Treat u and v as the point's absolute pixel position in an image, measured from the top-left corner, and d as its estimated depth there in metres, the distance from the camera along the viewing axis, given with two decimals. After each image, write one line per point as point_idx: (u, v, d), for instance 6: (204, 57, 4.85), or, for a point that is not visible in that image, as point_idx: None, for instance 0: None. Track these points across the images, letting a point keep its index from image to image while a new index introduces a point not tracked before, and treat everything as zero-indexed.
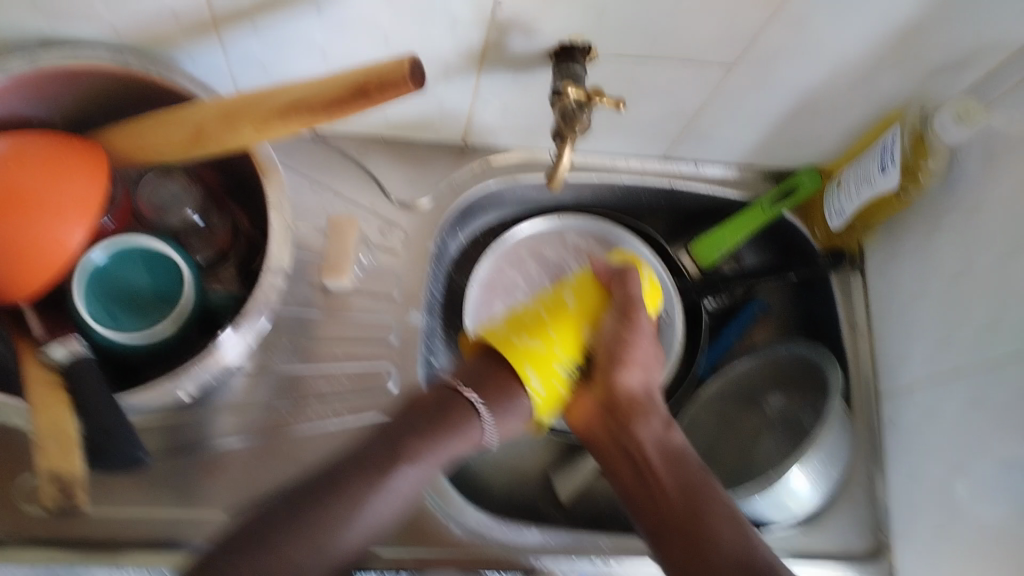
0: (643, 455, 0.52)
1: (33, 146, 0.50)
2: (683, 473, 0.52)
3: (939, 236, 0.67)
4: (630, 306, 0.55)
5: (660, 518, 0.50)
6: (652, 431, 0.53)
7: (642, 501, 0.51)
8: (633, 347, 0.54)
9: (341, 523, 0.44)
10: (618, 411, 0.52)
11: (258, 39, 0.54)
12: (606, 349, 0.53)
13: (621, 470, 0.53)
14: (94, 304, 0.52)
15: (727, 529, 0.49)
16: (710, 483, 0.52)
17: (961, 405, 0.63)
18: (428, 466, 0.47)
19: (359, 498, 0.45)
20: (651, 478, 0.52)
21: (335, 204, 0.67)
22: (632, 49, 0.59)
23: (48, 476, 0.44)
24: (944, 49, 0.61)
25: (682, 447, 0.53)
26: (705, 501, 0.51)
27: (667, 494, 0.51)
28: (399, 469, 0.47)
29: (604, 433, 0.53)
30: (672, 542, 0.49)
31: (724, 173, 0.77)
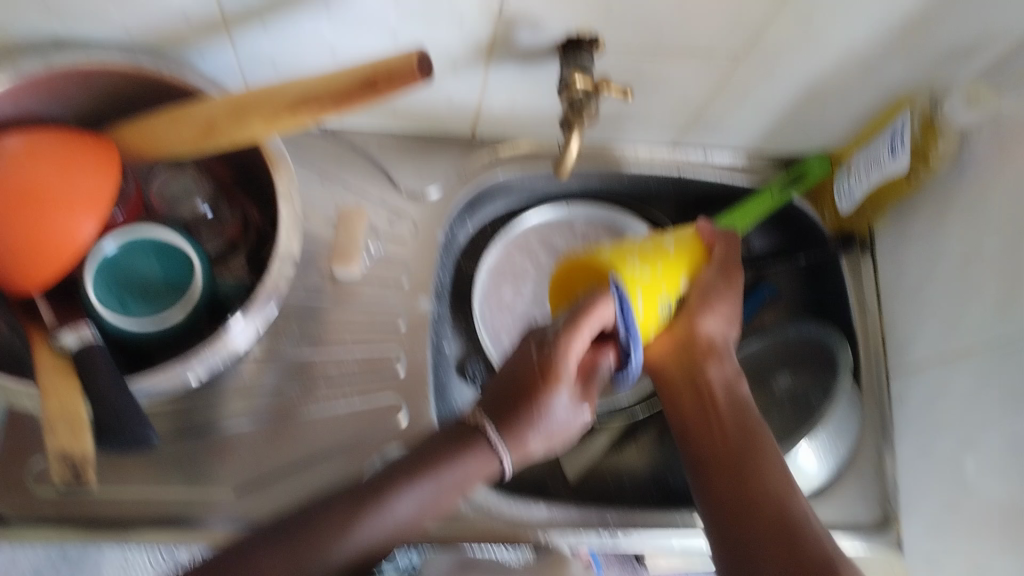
0: (709, 392, 0.58)
1: (46, 143, 0.51)
2: (743, 416, 0.57)
3: (948, 220, 0.66)
4: (730, 265, 0.62)
5: (715, 450, 0.55)
6: (720, 374, 0.59)
7: (701, 431, 0.57)
8: (716, 304, 0.60)
9: (346, 533, 0.47)
10: (694, 353, 0.59)
11: (268, 37, 0.56)
12: (698, 296, 0.60)
13: (685, 407, 0.58)
14: (107, 293, 0.54)
15: (773, 468, 0.53)
16: (766, 431, 0.56)
17: (970, 390, 0.62)
18: (420, 500, 0.49)
19: (343, 530, 0.47)
20: (712, 414, 0.57)
21: (344, 194, 0.68)
22: (636, 40, 0.59)
23: (55, 456, 0.47)
24: (953, 33, 0.60)
25: (747, 398, 0.58)
26: (758, 442, 0.55)
27: (723, 430, 0.56)
28: (391, 503, 0.48)
29: (678, 373, 0.59)
30: (718, 466, 0.55)
31: (732, 159, 0.77)
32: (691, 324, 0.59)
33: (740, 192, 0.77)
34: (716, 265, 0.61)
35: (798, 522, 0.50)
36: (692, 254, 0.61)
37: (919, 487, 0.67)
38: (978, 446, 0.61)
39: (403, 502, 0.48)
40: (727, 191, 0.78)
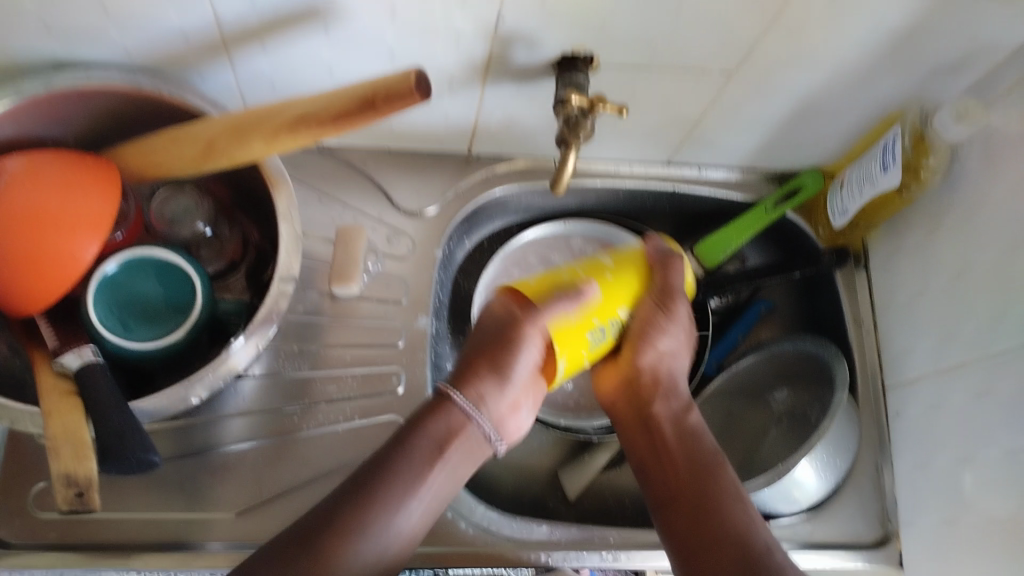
0: (658, 428, 0.60)
1: (47, 165, 0.52)
2: (695, 453, 0.58)
3: (942, 234, 0.67)
4: (673, 290, 0.61)
5: (673, 493, 0.56)
6: (669, 408, 0.60)
7: (656, 472, 0.58)
8: (663, 331, 0.60)
9: (351, 552, 0.47)
10: (640, 388, 0.60)
11: (267, 57, 0.56)
12: (639, 328, 0.60)
13: (638, 443, 0.60)
14: (108, 314, 0.54)
15: (728, 501, 0.55)
16: (719, 460, 0.58)
17: (967, 403, 0.63)
18: (424, 500, 0.52)
19: (352, 535, 0.48)
20: (664, 453, 0.58)
21: (343, 213, 0.68)
22: (630, 59, 0.60)
23: (58, 477, 0.46)
24: (943, 50, 0.61)
25: (699, 429, 0.60)
26: (711, 478, 0.56)
27: (678, 470, 0.57)
28: (399, 506, 0.50)
29: (628, 412, 0.61)
30: (679, 510, 0.55)
31: (727, 175, 0.78)
32: (635, 357, 0.60)
33: (734, 206, 0.79)
34: (657, 291, 0.61)
35: (752, 551, 0.51)
36: (631, 277, 0.60)
37: (918, 500, 0.67)
38: (975, 459, 0.62)
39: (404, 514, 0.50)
40: (721, 207, 0.79)
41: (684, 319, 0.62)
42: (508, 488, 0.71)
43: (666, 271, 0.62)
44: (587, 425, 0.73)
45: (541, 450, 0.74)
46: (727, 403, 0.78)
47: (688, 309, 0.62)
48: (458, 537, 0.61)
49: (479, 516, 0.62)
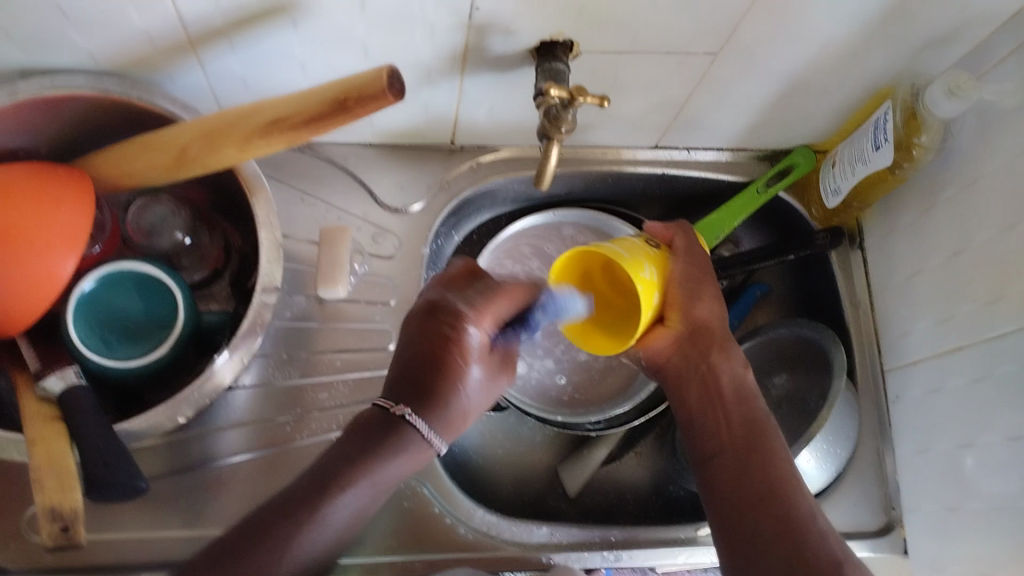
0: (713, 379, 0.56)
1: (18, 178, 0.49)
2: (748, 410, 0.56)
3: (937, 212, 0.66)
4: (689, 248, 0.58)
5: (722, 444, 0.55)
6: (729, 364, 0.57)
7: (707, 423, 0.56)
8: (700, 287, 0.56)
9: (306, 538, 0.47)
10: (699, 339, 0.56)
11: (237, 57, 0.54)
12: (683, 290, 0.55)
13: (688, 396, 0.57)
14: (88, 332, 0.52)
15: (783, 469, 0.53)
16: (770, 424, 0.56)
17: (966, 384, 0.62)
18: (364, 489, 0.49)
19: (303, 524, 0.47)
20: (718, 405, 0.56)
21: (327, 213, 0.66)
22: (614, 46, 0.57)
23: (42, 510, 0.46)
24: (933, 25, 0.59)
25: (754, 388, 0.57)
26: (765, 440, 0.54)
27: (730, 426, 0.55)
28: (335, 497, 0.48)
29: (681, 365, 0.57)
30: (728, 464, 0.54)
31: (717, 157, 0.76)
32: (685, 313, 0.56)
33: (725, 188, 0.77)
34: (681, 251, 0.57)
35: (800, 527, 0.50)
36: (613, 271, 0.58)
37: (920, 482, 0.67)
38: (975, 443, 0.61)
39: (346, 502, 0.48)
40: (712, 189, 0.78)
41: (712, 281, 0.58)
42: (506, 488, 0.71)
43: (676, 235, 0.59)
44: (584, 420, 0.72)
45: (540, 447, 0.74)
46: None
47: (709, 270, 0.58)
48: (460, 544, 0.61)
49: (478, 520, 0.62)
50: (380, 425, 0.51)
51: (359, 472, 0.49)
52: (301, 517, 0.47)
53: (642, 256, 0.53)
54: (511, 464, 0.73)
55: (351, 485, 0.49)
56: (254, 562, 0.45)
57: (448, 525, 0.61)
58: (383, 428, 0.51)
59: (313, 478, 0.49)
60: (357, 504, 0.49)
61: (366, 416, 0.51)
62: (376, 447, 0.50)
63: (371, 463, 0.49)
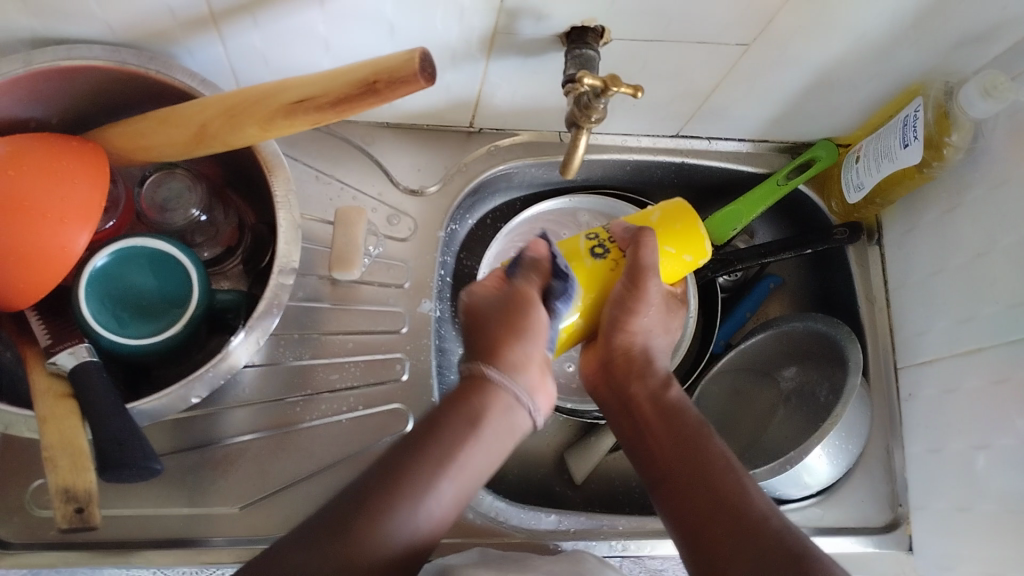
0: (638, 406, 0.56)
1: (31, 149, 0.48)
2: (679, 426, 0.54)
3: (961, 212, 0.65)
4: (643, 266, 0.53)
5: (663, 475, 0.52)
6: (649, 387, 0.56)
7: (645, 455, 0.54)
8: (636, 307, 0.54)
9: (388, 527, 0.41)
10: (614, 368, 0.56)
11: (259, 33, 0.52)
12: (611, 316, 0.54)
13: (623, 428, 0.56)
14: (102, 309, 0.52)
15: (725, 477, 0.50)
16: (705, 434, 0.53)
17: (984, 386, 0.62)
18: (463, 477, 0.44)
19: (399, 504, 0.42)
20: (648, 430, 0.55)
21: (342, 194, 0.65)
22: (644, 33, 0.56)
23: (57, 492, 0.45)
24: (972, 22, 0.57)
25: (681, 401, 0.56)
26: (699, 455, 0.52)
27: (663, 446, 0.53)
28: (442, 481, 0.43)
29: (610, 395, 0.57)
30: (674, 491, 0.51)
31: (738, 147, 0.75)
32: (611, 336, 0.55)
33: (745, 178, 0.76)
34: (645, 268, 0.57)
35: (753, 527, 0.47)
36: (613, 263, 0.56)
37: (929, 480, 0.67)
38: (990, 445, 0.61)
39: (446, 486, 0.43)
40: (731, 179, 0.76)
41: (654, 310, 0.57)
42: (512, 472, 0.71)
43: (635, 248, 0.53)
44: (592, 408, 0.72)
45: (548, 433, 0.74)
46: (735, 379, 0.78)
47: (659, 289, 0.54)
48: (467, 528, 0.60)
49: (486, 505, 0.61)
50: (462, 386, 0.46)
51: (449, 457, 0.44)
52: (383, 507, 0.41)
53: (599, 271, 0.55)
54: (517, 451, 0.73)
55: (455, 471, 0.44)
56: (371, 522, 0.41)
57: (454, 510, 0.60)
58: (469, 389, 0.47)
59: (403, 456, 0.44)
60: (458, 494, 0.44)
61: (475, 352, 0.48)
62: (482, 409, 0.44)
63: (458, 432, 0.44)
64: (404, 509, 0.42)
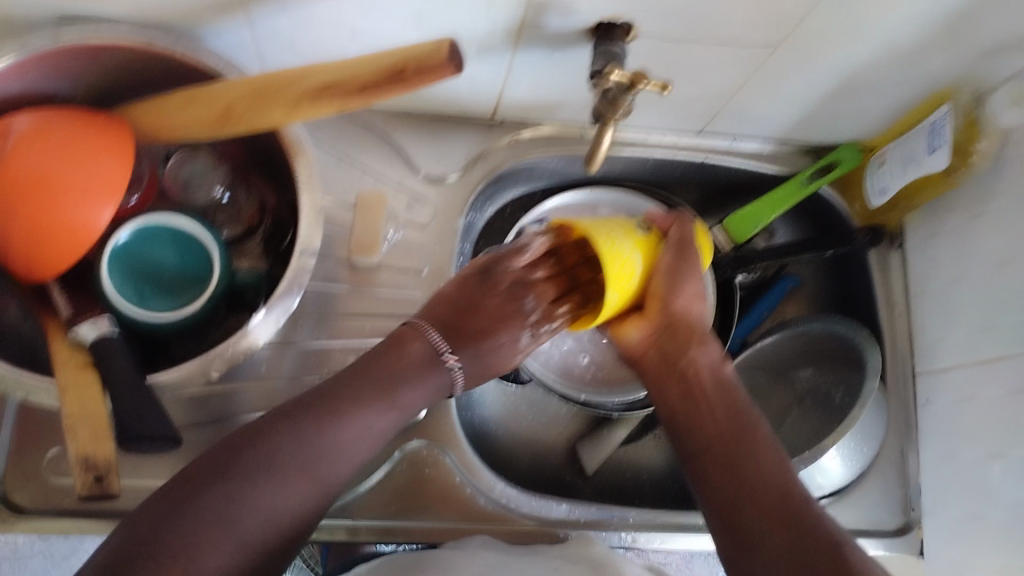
0: (693, 376, 0.57)
1: (60, 124, 0.49)
2: (730, 401, 0.55)
3: (985, 221, 0.64)
4: (686, 242, 0.59)
5: (709, 438, 0.54)
6: (707, 358, 0.57)
7: (691, 418, 0.55)
8: (688, 275, 0.57)
9: (332, 440, 0.48)
10: (676, 335, 0.58)
11: (287, 17, 0.53)
12: (665, 282, 0.57)
13: (670, 393, 0.57)
14: (124, 284, 0.53)
15: (770, 454, 0.52)
16: (755, 414, 0.55)
17: (1001, 396, 0.61)
18: (401, 410, 0.53)
19: (337, 427, 0.49)
20: (701, 399, 0.56)
21: (363, 178, 0.66)
22: (670, 30, 0.56)
23: (76, 460, 0.47)
24: (1005, 30, 0.56)
25: (734, 381, 0.57)
26: (749, 430, 0.54)
27: (714, 414, 0.55)
28: (380, 410, 0.52)
29: (661, 361, 0.58)
30: (715, 456, 0.53)
31: (761, 147, 0.74)
32: (663, 303, 0.57)
33: (766, 179, 0.76)
34: (672, 244, 0.59)
35: (796, 503, 0.49)
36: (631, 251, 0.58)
37: (941, 487, 0.67)
38: (1005, 454, 0.61)
39: (379, 420, 0.52)
40: (752, 179, 0.76)
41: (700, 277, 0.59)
42: (523, 461, 0.72)
43: (677, 225, 0.60)
44: (607, 400, 0.72)
45: (559, 423, 0.75)
46: (750, 379, 0.77)
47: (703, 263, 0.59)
48: (478, 512, 0.61)
49: (497, 491, 0.62)
50: (395, 338, 0.56)
51: (381, 394, 0.52)
52: (337, 421, 0.49)
53: (626, 249, 0.56)
54: (527, 441, 0.73)
55: (394, 403, 0.52)
56: (320, 437, 0.48)
57: (467, 493, 0.62)
58: (395, 342, 0.55)
59: (356, 381, 0.52)
60: (392, 423, 0.53)
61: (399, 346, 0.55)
62: (402, 374, 0.53)
63: (394, 387, 0.53)
64: (351, 430, 0.50)
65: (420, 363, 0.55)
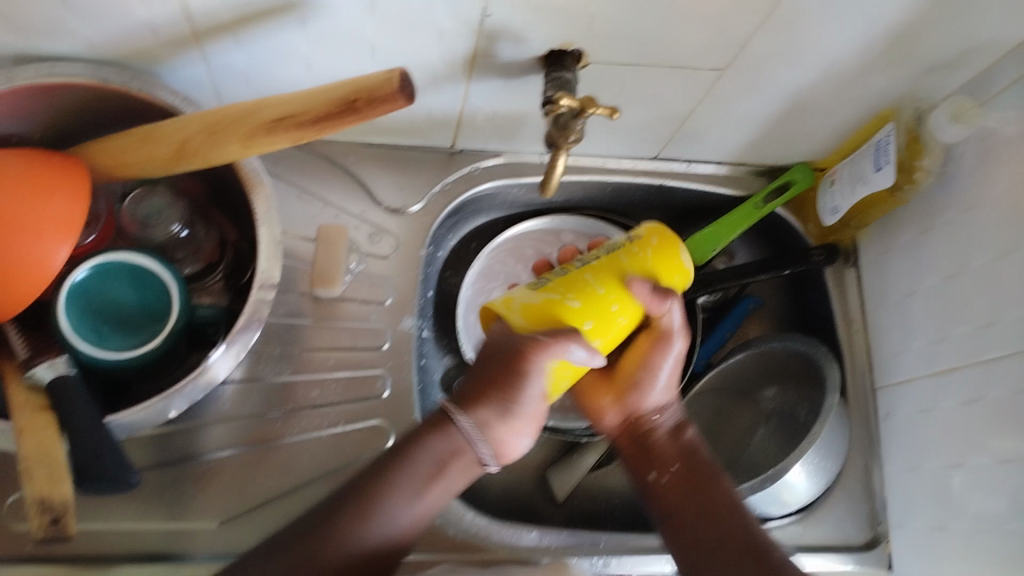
0: (656, 444, 0.58)
1: (13, 165, 0.49)
2: (693, 467, 0.58)
3: (933, 234, 0.66)
4: (670, 331, 0.55)
5: (672, 505, 0.56)
6: (668, 423, 0.59)
7: (655, 488, 0.57)
8: (659, 372, 0.57)
9: (354, 532, 0.48)
10: (638, 406, 0.58)
11: (242, 52, 0.53)
12: (637, 369, 0.58)
13: (635, 461, 0.59)
14: (80, 322, 0.52)
15: (732, 512, 0.55)
16: (716, 471, 0.58)
17: (957, 403, 0.63)
18: (416, 496, 0.50)
19: (364, 514, 0.48)
20: (663, 467, 0.58)
21: (325, 212, 0.66)
22: (620, 57, 0.57)
23: (33, 503, 0.46)
24: (937, 50, 0.59)
25: (694, 439, 0.59)
26: (710, 489, 0.56)
27: (675, 482, 0.57)
28: (403, 504, 0.50)
29: (629, 436, 0.59)
30: (681, 521, 0.55)
31: (715, 170, 0.76)
32: (631, 387, 0.58)
33: (722, 201, 0.77)
34: (651, 331, 0.56)
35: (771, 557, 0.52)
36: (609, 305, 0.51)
37: (906, 499, 0.68)
38: (964, 463, 0.62)
39: (404, 509, 0.50)
40: (710, 201, 0.77)
41: (679, 361, 0.58)
42: (494, 492, 0.71)
43: (666, 314, 0.53)
44: (574, 425, 0.73)
45: (529, 451, 0.74)
46: (715, 400, 0.79)
47: (682, 352, 0.58)
48: (448, 544, 0.61)
49: (467, 521, 0.62)
50: (431, 421, 0.52)
51: (422, 484, 0.50)
52: (360, 512, 0.48)
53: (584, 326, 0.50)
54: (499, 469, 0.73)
55: (408, 495, 0.50)
56: (349, 522, 0.48)
57: (438, 525, 0.61)
58: (435, 433, 0.52)
59: (371, 474, 0.50)
60: (428, 509, 0.51)
61: (431, 423, 0.52)
62: (434, 452, 0.51)
63: (433, 479, 0.51)
64: (375, 518, 0.48)
65: (450, 437, 0.51)
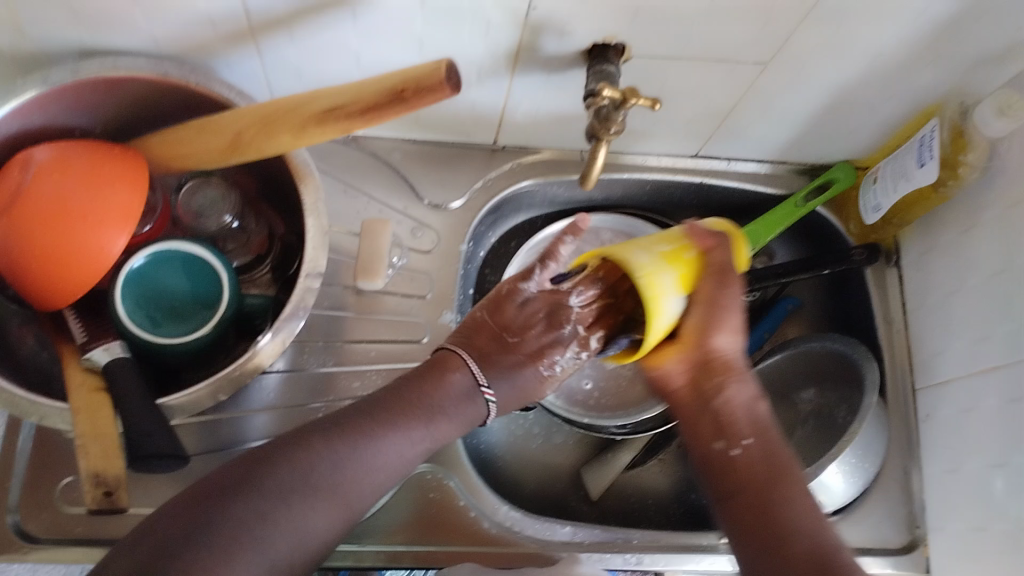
0: (728, 414, 0.56)
1: (75, 155, 0.51)
2: (767, 444, 0.55)
3: (977, 231, 0.66)
4: (728, 267, 0.57)
5: (739, 480, 0.54)
6: (742, 395, 0.56)
7: (724, 458, 0.55)
8: (723, 310, 0.56)
9: (343, 482, 0.48)
10: (711, 370, 0.57)
11: (295, 47, 0.55)
12: (702, 312, 0.56)
13: (702, 427, 0.56)
14: (135, 307, 0.54)
15: (804, 505, 0.52)
16: (789, 456, 0.55)
17: (1001, 402, 0.62)
18: (416, 434, 0.52)
19: (361, 451, 0.49)
20: (734, 436, 0.55)
21: (369, 207, 0.67)
22: (663, 51, 0.58)
23: (88, 476, 0.48)
24: (982, 44, 0.59)
25: (766, 416, 0.57)
26: (784, 473, 0.53)
27: (748, 457, 0.54)
28: (388, 440, 0.51)
29: (693, 398, 0.57)
30: (747, 500, 0.53)
31: (757, 169, 0.76)
32: (700, 338, 0.56)
33: (762, 200, 0.77)
34: (711, 268, 0.56)
35: (848, 569, 0.48)
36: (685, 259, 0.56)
37: (948, 502, 0.67)
38: (1008, 462, 0.61)
39: (396, 446, 0.51)
40: (750, 200, 0.77)
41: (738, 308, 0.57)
42: (530, 486, 0.72)
43: (715, 248, 0.57)
44: (610, 423, 0.72)
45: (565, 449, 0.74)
46: None
47: (740, 293, 0.57)
48: (481, 538, 0.61)
49: (501, 515, 0.62)
50: (435, 374, 0.56)
51: (425, 422, 0.53)
52: (342, 444, 0.49)
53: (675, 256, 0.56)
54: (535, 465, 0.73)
55: (424, 423, 0.53)
56: (330, 467, 0.48)
57: (472, 518, 0.61)
58: (427, 382, 0.55)
59: (356, 412, 0.52)
60: (418, 447, 0.52)
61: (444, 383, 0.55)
62: (440, 405, 0.54)
63: (422, 415, 0.53)
64: (363, 448, 0.50)
65: (440, 390, 0.54)
